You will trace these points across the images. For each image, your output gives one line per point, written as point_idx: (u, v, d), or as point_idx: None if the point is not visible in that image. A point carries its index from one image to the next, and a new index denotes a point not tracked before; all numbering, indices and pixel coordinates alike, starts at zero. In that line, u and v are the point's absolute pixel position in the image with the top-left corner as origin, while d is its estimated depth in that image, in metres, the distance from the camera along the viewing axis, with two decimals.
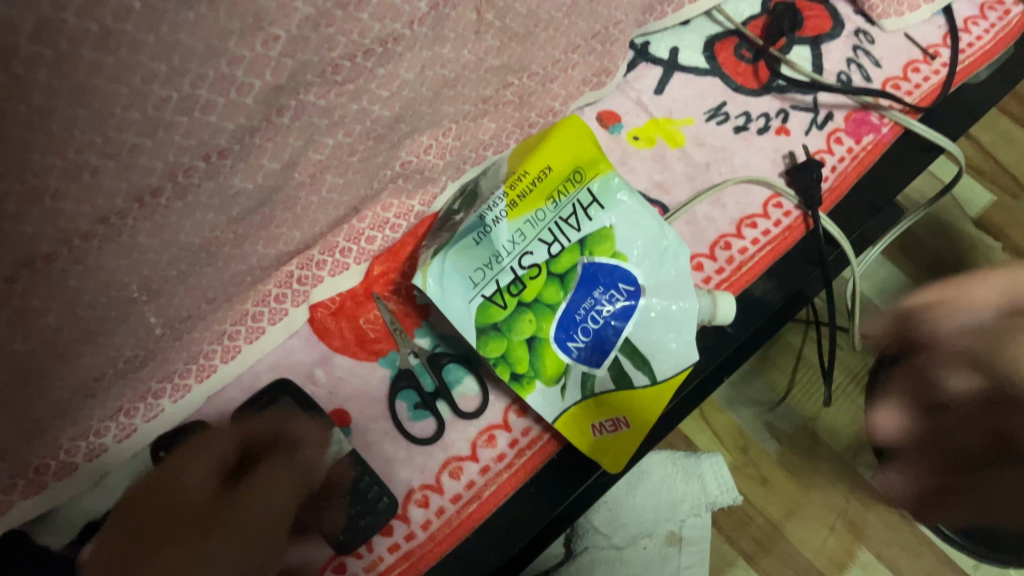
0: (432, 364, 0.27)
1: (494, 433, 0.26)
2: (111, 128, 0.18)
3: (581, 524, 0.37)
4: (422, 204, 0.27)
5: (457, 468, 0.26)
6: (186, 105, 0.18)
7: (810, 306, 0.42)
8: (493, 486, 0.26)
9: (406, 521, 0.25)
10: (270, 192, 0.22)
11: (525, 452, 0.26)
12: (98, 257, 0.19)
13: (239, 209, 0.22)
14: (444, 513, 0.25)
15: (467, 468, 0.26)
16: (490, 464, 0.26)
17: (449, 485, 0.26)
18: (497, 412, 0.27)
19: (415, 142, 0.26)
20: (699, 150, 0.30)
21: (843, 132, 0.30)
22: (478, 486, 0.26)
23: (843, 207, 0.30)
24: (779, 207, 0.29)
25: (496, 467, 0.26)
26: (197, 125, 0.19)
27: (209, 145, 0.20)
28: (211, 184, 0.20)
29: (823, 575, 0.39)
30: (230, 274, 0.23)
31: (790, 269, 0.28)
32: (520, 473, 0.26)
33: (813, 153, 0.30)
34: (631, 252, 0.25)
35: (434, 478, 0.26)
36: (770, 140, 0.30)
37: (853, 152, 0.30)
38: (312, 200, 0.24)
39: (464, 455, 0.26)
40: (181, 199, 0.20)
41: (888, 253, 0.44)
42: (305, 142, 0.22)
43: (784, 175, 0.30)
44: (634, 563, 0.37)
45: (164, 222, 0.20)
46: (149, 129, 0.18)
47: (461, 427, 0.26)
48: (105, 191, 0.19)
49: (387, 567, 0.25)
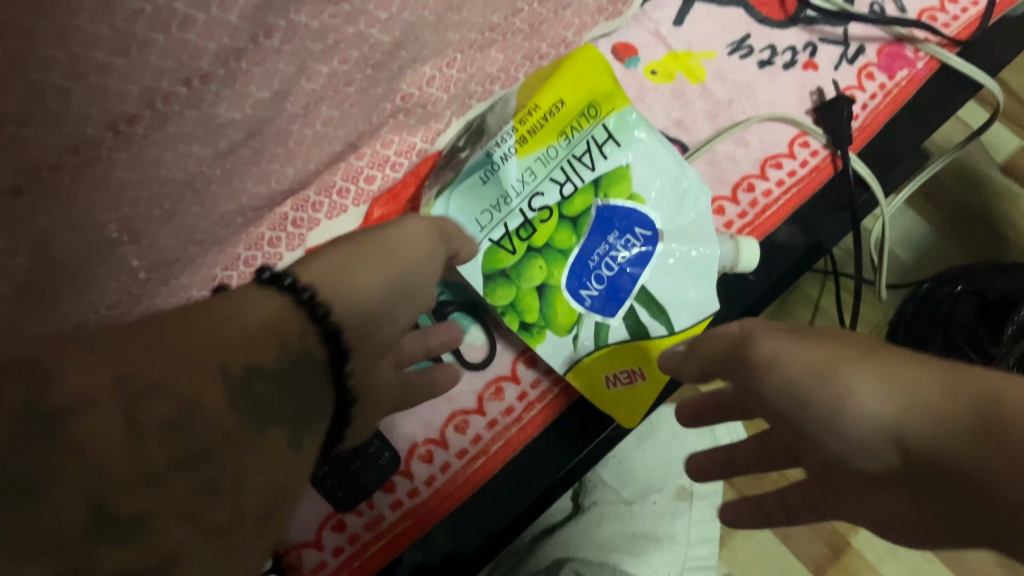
0: (437, 314, 0.24)
1: (502, 386, 0.25)
2: (76, 43, 0.18)
3: (589, 479, 0.37)
4: (424, 141, 0.26)
5: (462, 422, 0.24)
6: (161, 19, 0.19)
7: (829, 256, 0.40)
8: (501, 442, 0.24)
9: (409, 477, 0.24)
10: (260, 125, 0.22)
11: (534, 406, 0.25)
12: (106, 172, 0.20)
13: (227, 142, 0.22)
14: (449, 469, 0.24)
15: (473, 422, 0.25)
16: (498, 418, 0.25)
17: (454, 440, 0.24)
18: (505, 364, 0.25)
19: (416, 73, 0.25)
20: (720, 85, 0.28)
21: (875, 66, 0.28)
22: (485, 442, 0.24)
23: (874, 147, 0.28)
24: (806, 146, 0.27)
25: (504, 421, 0.25)
26: (175, 43, 0.19)
27: (190, 69, 0.20)
28: (193, 112, 0.21)
29: (837, 531, 0.38)
30: (219, 214, 0.23)
31: (813, 213, 0.27)
32: (529, 428, 0.25)
33: (842, 89, 0.28)
34: (648, 194, 0.23)
35: (438, 432, 0.24)
36: (796, 76, 0.28)
37: (886, 88, 0.28)
38: (306, 133, 0.23)
39: (470, 408, 0.25)
40: (162, 130, 0.20)
41: (912, 201, 0.42)
42: (298, 69, 0.22)
43: (811, 113, 0.28)
44: (644, 517, 0.36)
45: (143, 153, 0.20)
46: (120, 48, 0.18)
47: (467, 378, 0.25)
48: (75, 117, 0.19)
49: (390, 525, 0.24)
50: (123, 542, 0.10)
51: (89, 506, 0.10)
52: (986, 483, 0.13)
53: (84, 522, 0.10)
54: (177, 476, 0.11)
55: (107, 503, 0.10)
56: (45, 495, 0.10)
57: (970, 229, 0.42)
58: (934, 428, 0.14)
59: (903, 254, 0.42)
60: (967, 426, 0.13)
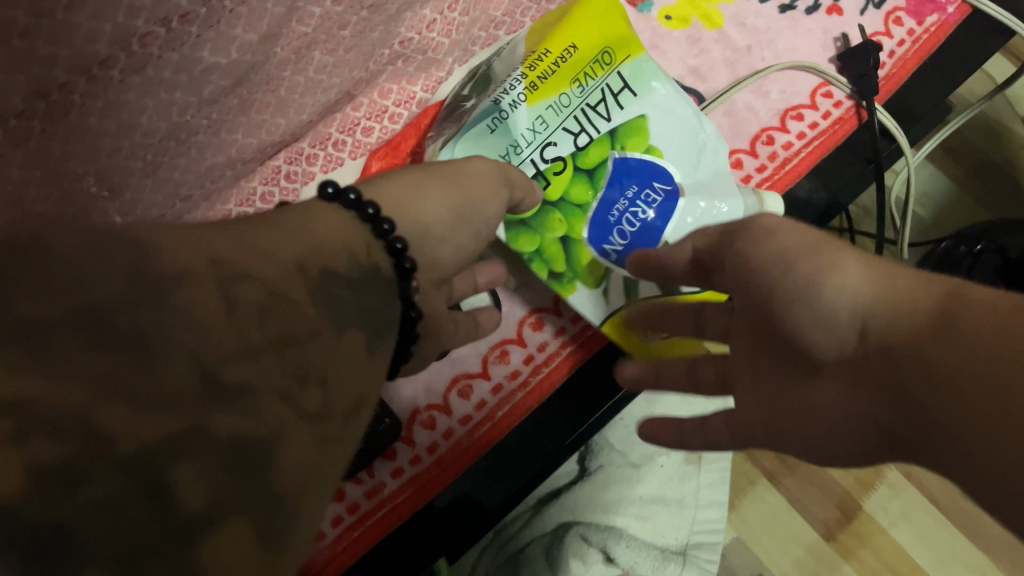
0: None
1: (508, 348, 0.24)
2: None
3: (596, 441, 0.36)
4: (424, 90, 0.25)
5: (466, 386, 0.24)
6: None
7: (845, 214, 0.39)
8: (507, 407, 0.23)
9: (410, 444, 0.23)
10: (247, 69, 0.21)
11: (542, 369, 0.24)
12: (82, 114, 0.19)
13: (212, 88, 0.20)
14: (452, 435, 0.23)
15: (477, 387, 0.24)
16: (503, 382, 0.24)
17: (458, 405, 0.24)
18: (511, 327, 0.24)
19: (416, 15, 0.24)
20: (738, 30, 0.27)
21: (903, 11, 0.27)
22: (490, 407, 0.24)
23: (900, 98, 0.26)
24: (829, 96, 0.26)
25: (509, 386, 0.24)
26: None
27: (167, 7, 0.18)
28: (173, 54, 0.19)
29: (850, 496, 0.37)
30: (208, 166, 0.22)
31: (836, 169, 0.25)
32: (537, 392, 0.24)
33: (869, 36, 0.26)
34: (668, 146, 0.22)
35: (441, 397, 0.24)
36: (819, 21, 0.27)
37: (915, 34, 0.26)
38: (298, 80, 0.22)
39: (474, 372, 0.24)
40: (138, 73, 0.19)
41: (933, 156, 0.41)
42: (287, 9, 0.20)
43: (835, 61, 0.26)
44: (651, 482, 0.35)
45: (119, 99, 0.19)
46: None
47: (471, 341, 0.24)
48: (42, 59, 0.17)
49: (391, 494, 0.23)
50: (235, 409, 0.10)
51: (197, 363, 0.10)
52: (934, 383, 0.13)
53: (194, 379, 0.09)
54: (275, 353, 0.10)
55: (214, 366, 0.10)
56: (154, 350, 0.09)
57: (993, 185, 0.40)
58: (896, 319, 0.14)
59: (921, 213, 0.40)
60: (931, 327, 0.14)
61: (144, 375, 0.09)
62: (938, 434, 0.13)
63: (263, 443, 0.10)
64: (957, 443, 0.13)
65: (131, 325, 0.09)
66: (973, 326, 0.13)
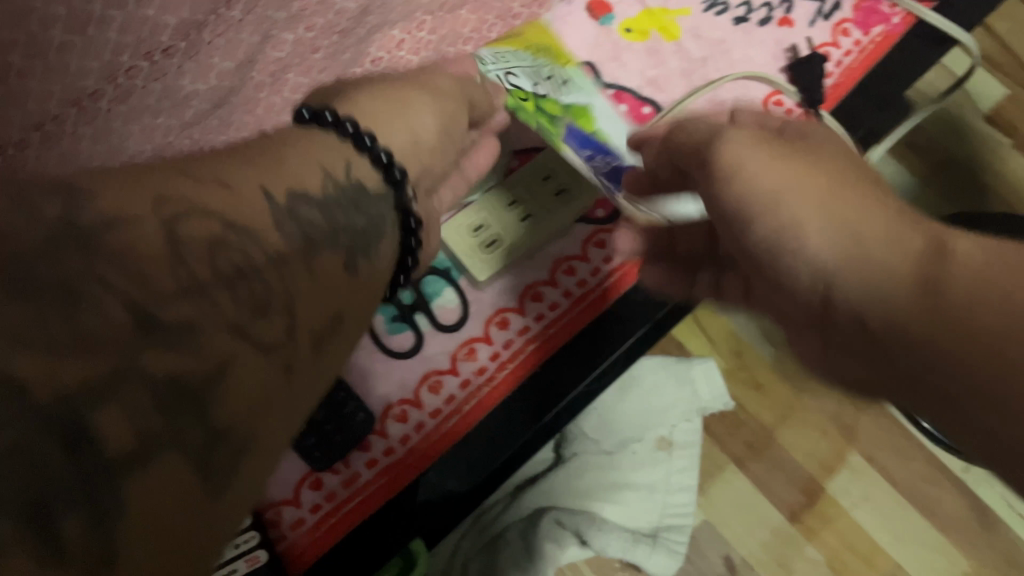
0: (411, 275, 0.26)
1: (474, 346, 0.26)
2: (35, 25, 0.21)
3: (569, 429, 0.37)
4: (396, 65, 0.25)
5: (436, 382, 0.25)
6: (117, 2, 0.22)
7: None
8: (474, 401, 0.25)
9: (384, 436, 0.25)
10: (227, 93, 0.24)
11: (507, 365, 0.26)
12: (75, 138, 0.22)
13: (194, 112, 0.23)
14: (423, 428, 0.25)
15: (447, 382, 0.25)
16: (470, 378, 0.26)
17: (428, 400, 0.25)
18: (478, 325, 0.26)
19: (386, 36, 0.25)
20: (694, 42, 0.28)
21: (851, 23, 0.28)
22: (458, 401, 0.25)
23: (846, 103, 0.28)
24: (780, 105, 0.27)
25: (476, 381, 0.26)
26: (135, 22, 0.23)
27: (150, 43, 0.23)
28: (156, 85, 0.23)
29: (814, 478, 0.39)
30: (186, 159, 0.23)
31: None
32: (502, 386, 0.26)
33: (817, 47, 0.28)
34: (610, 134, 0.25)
35: (412, 392, 0.25)
36: (771, 33, 0.28)
37: (859, 45, 0.28)
38: (274, 100, 0.24)
39: (443, 369, 0.26)
40: (125, 103, 0.23)
41: (898, 151, 0.42)
42: (259, 39, 0.24)
43: (785, 71, 0.28)
44: (624, 467, 0.37)
45: (110, 126, 0.23)
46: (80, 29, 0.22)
47: (440, 339, 0.26)
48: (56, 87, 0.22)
49: (366, 483, 0.24)
50: (176, 347, 0.12)
51: (132, 309, 0.12)
52: (920, 356, 0.14)
53: (127, 320, 0.12)
54: (224, 290, 0.13)
55: (149, 307, 0.12)
56: (84, 296, 0.11)
57: (953, 179, 0.42)
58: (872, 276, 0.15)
59: None
60: (909, 297, 0.14)
61: (71, 318, 0.11)
62: (915, 376, 0.14)
63: (203, 380, 0.12)
64: (934, 394, 0.14)
65: (66, 276, 0.11)
66: (960, 294, 0.14)
